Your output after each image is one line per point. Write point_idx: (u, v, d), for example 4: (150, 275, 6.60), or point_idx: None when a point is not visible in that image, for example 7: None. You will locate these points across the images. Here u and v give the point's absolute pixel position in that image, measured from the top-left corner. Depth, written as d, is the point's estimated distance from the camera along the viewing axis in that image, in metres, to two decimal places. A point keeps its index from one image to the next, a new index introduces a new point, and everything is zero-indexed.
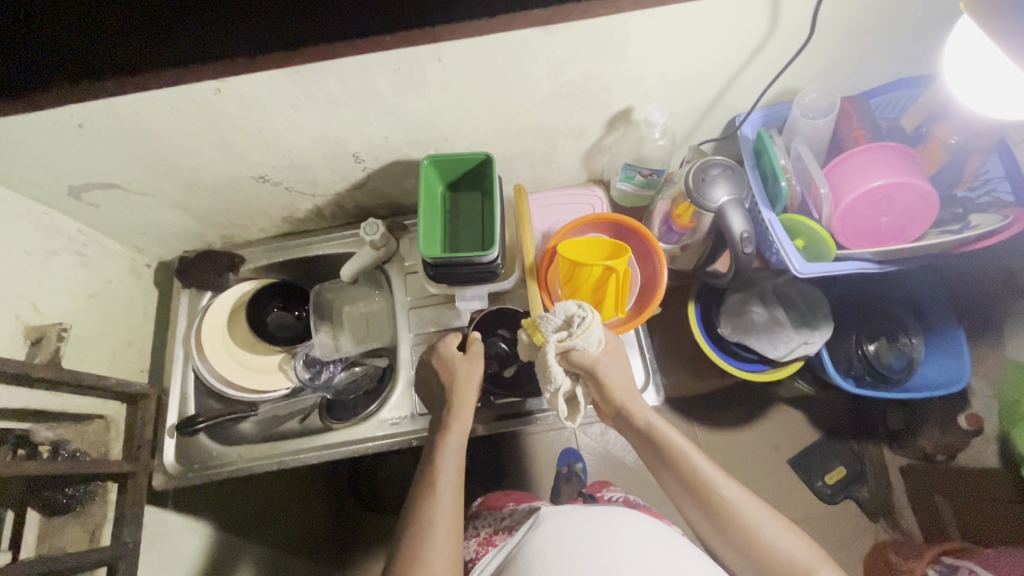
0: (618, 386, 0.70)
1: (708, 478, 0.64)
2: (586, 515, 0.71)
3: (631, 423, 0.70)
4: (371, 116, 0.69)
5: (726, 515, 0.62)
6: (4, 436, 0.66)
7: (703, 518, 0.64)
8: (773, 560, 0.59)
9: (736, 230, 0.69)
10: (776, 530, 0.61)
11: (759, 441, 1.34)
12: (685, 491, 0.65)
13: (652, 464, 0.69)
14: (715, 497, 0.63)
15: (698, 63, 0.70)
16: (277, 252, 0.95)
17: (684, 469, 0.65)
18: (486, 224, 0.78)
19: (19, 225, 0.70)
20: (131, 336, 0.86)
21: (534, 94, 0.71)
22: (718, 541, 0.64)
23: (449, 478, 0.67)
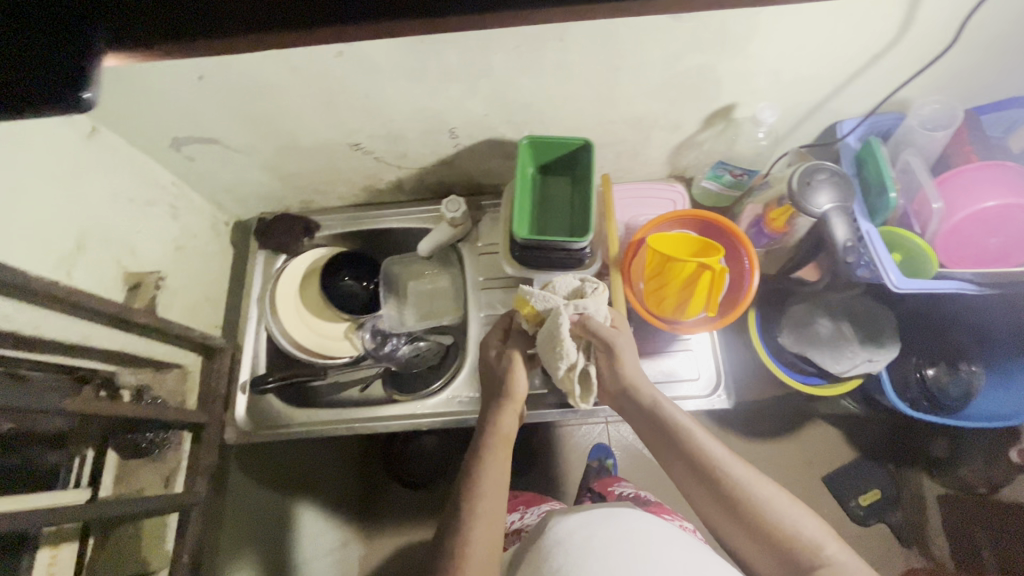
0: (629, 364, 0.69)
1: (714, 456, 0.63)
2: (599, 515, 0.75)
3: (636, 402, 0.69)
4: (478, 91, 0.69)
5: (734, 493, 0.61)
6: (89, 376, 0.70)
7: (710, 498, 0.63)
8: (784, 538, 0.58)
9: (840, 238, 0.68)
10: (784, 511, 0.59)
11: (796, 454, 1.33)
12: (692, 471, 0.64)
13: (659, 445, 0.68)
14: (722, 477, 0.62)
15: (817, 63, 0.68)
16: (352, 221, 0.96)
17: (693, 448, 0.64)
18: (575, 210, 0.77)
19: (124, 172, 0.71)
20: (210, 292, 0.88)
21: (643, 83, 0.70)
22: (725, 521, 0.62)
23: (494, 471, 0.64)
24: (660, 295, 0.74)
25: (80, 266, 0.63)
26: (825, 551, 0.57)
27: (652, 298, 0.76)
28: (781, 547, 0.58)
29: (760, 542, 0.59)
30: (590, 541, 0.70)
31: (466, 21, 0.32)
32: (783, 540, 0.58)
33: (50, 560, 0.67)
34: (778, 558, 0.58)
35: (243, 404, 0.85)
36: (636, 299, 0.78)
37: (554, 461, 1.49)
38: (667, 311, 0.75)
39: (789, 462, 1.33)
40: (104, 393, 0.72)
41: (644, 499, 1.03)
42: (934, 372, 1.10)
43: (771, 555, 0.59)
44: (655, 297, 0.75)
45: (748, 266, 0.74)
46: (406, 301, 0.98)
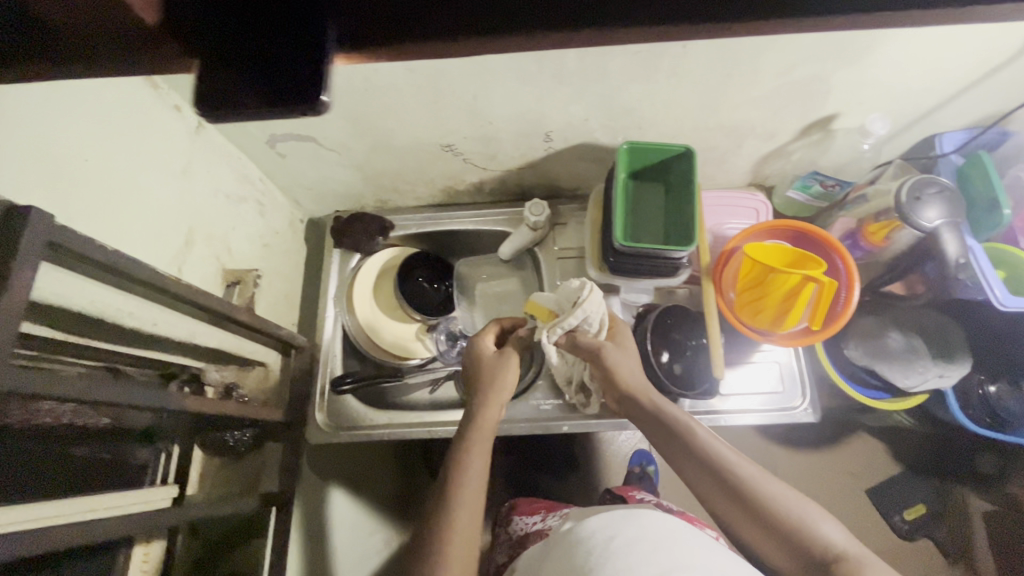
0: (627, 376, 0.71)
1: (721, 455, 0.64)
2: (619, 515, 0.73)
3: (640, 406, 0.70)
4: (585, 95, 0.68)
5: (745, 489, 0.62)
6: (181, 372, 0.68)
7: (720, 495, 0.64)
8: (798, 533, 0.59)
9: (952, 255, 0.67)
10: (796, 505, 0.61)
11: (837, 463, 1.33)
12: (700, 471, 0.65)
13: (663, 446, 0.69)
14: (730, 474, 0.63)
15: (932, 75, 0.67)
16: (426, 221, 0.95)
17: (697, 448, 0.65)
18: (669, 217, 0.76)
19: (221, 169, 0.70)
20: (288, 290, 0.87)
21: (751, 91, 0.69)
22: (738, 516, 0.63)
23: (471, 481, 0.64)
24: (757, 307, 0.73)
25: (187, 263, 0.63)
26: (836, 544, 0.58)
27: (746, 310, 0.75)
28: (794, 541, 0.59)
29: (773, 536, 0.60)
30: (612, 541, 0.68)
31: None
32: (796, 534, 0.59)
33: (144, 558, 0.66)
34: (792, 551, 0.59)
35: (323, 404, 0.84)
36: (726, 309, 0.78)
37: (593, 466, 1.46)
38: (762, 323, 0.74)
39: (833, 474, 1.32)
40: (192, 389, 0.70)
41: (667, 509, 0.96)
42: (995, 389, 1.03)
43: (786, 549, 0.59)
44: (750, 309, 0.74)
45: (846, 278, 0.73)
46: (476, 303, 0.98)
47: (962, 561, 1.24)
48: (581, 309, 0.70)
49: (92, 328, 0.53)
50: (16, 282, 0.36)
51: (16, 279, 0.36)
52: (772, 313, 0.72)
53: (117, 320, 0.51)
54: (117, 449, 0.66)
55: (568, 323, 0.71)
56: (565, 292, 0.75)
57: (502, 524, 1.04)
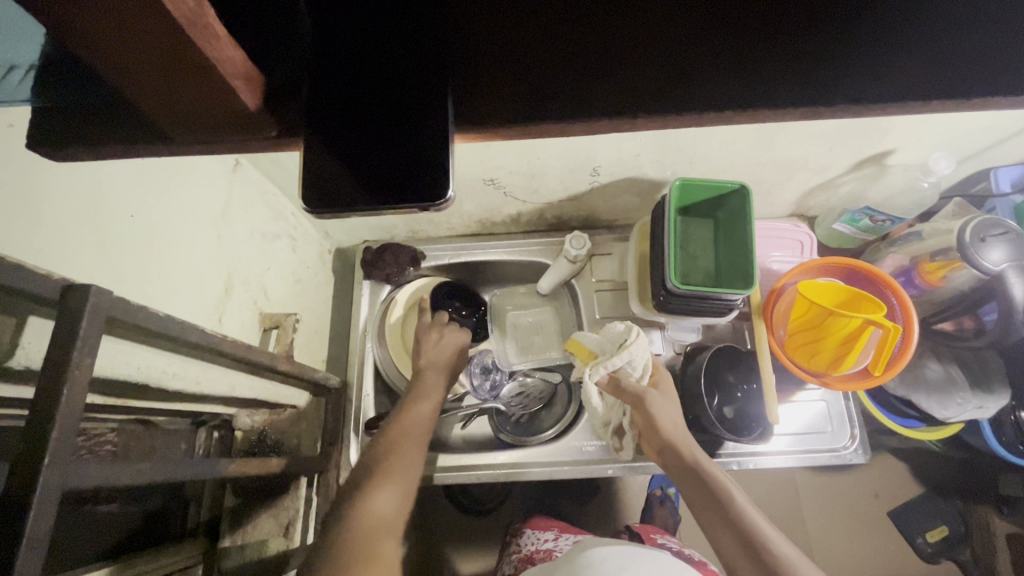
0: (667, 423, 0.66)
1: (760, 527, 0.57)
2: (631, 551, 0.69)
3: (675, 456, 0.64)
4: (641, 132, 0.65)
5: (779, 565, 0.54)
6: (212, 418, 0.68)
7: (750, 569, 0.55)
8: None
9: (1018, 297, 0.65)
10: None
11: (860, 486, 1.30)
12: (732, 537, 0.57)
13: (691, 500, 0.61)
14: (766, 550, 0.55)
15: (999, 114, 0.65)
16: (459, 251, 0.92)
17: (729, 507, 0.58)
18: (720, 256, 0.74)
19: (258, 207, 0.67)
20: (318, 325, 0.83)
21: (811, 128, 0.66)
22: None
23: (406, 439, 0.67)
24: (812, 349, 0.71)
25: (226, 311, 0.60)
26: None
27: (800, 351, 0.73)
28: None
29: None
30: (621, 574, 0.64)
31: None
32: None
33: None
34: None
35: (357, 446, 0.80)
36: (776, 348, 0.76)
37: None
38: (816, 366, 0.72)
39: (856, 498, 1.30)
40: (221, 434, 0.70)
41: (686, 557, 0.90)
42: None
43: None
44: (803, 350, 0.72)
45: (904, 320, 0.71)
46: (506, 334, 0.93)
47: None
48: (627, 352, 0.67)
49: (135, 391, 0.50)
50: (77, 372, 0.33)
51: (78, 369, 0.33)
52: (825, 356, 0.70)
53: (161, 383, 0.48)
54: (146, 503, 0.62)
55: (611, 365, 0.68)
56: (610, 335, 0.72)
57: (509, 538, 0.97)
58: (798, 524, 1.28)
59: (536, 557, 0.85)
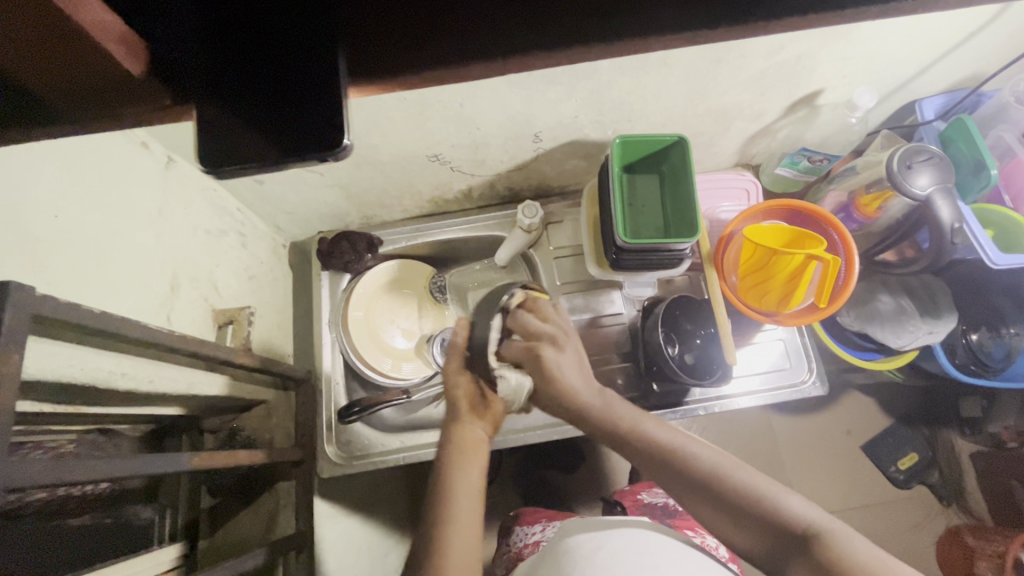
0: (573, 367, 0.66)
1: (680, 443, 0.58)
2: (602, 527, 0.72)
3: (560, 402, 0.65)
4: (574, 93, 0.66)
5: (724, 486, 0.55)
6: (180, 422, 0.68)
7: (683, 488, 0.57)
8: (767, 512, 0.53)
9: (945, 220, 0.68)
10: (766, 489, 0.54)
11: (833, 424, 1.36)
12: (661, 464, 0.58)
13: (633, 459, 0.61)
14: (691, 461, 0.57)
15: (915, 43, 0.67)
16: (415, 233, 0.92)
17: (656, 446, 0.59)
18: (669, 209, 0.75)
19: (197, 203, 0.66)
20: (280, 320, 0.83)
21: (740, 73, 0.68)
22: (713, 517, 0.55)
23: (468, 493, 0.60)
24: (763, 289, 0.74)
25: (175, 310, 0.59)
26: (804, 517, 0.52)
27: (751, 292, 0.76)
28: (765, 524, 0.53)
29: (743, 523, 0.54)
30: (594, 553, 0.67)
31: (662, 41, 0.29)
32: (763, 514, 0.53)
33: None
34: (763, 535, 0.53)
35: (331, 435, 0.80)
36: (730, 293, 0.78)
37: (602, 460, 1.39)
38: (770, 305, 0.75)
39: (830, 436, 1.36)
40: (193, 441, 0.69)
41: (673, 510, 0.93)
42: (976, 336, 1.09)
43: (765, 539, 0.53)
44: (755, 292, 0.75)
45: (844, 252, 0.74)
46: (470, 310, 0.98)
47: (956, 502, 1.29)
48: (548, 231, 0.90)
49: (82, 395, 0.49)
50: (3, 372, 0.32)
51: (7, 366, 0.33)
52: (781, 296, 0.73)
53: (109, 385, 0.48)
54: (118, 513, 0.62)
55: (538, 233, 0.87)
56: (515, 244, 0.87)
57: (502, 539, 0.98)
58: (776, 466, 1.34)
59: (524, 552, 0.87)
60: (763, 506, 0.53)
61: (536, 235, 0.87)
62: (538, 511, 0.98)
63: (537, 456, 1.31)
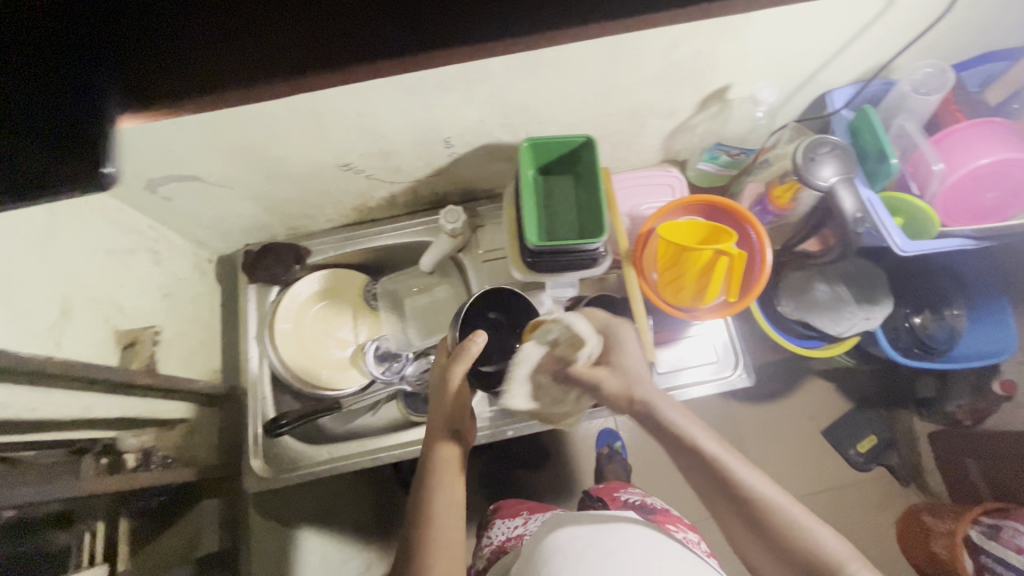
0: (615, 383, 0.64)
1: (729, 463, 0.59)
2: (592, 523, 0.69)
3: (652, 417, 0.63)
4: (474, 98, 0.65)
5: (763, 514, 0.56)
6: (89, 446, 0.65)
7: (726, 506, 0.59)
8: (802, 551, 0.54)
9: (849, 210, 0.69)
10: (806, 525, 0.55)
11: (792, 410, 1.38)
12: (709, 480, 0.59)
13: (683, 468, 0.62)
14: (736, 483, 0.58)
15: (811, 37, 0.67)
16: (345, 242, 0.92)
17: (710, 464, 0.59)
18: (583, 209, 0.75)
19: (97, 224, 0.65)
20: (204, 336, 0.82)
21: (641, 72, 0.68)
22: (749, 539, 0.57)
23: (444, 510, 0.61)
24: (678, 285, 0.75)
25: (67, 334, 0.58)
26: (832, 558, 0.53)
27: (668, 288, 0.76)
28: (798, 562, 0.54)
29: (779, 557, 0.55)
30: (589, 550, 0.64)
31: None
32: (801, 552, 0.54)
33: None
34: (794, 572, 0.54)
35: (257, 450, 0.80)
36: (649, 290, 0.79)
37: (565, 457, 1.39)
38: (687, 300, 0.76)
39: (789, 423, 1.37)
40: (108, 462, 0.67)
41: (651, 508, 0.94)
42: (920, 319, 1.15)
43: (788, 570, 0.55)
44: (672, 287, 0.75)
45: (758, 245, 0.77)
46: (406, 318, 0.95)
47: (914, 482, 1.32)
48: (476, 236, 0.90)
49: None
50: None
51: None
52: (698, 292, 0.74)
53: None
54: None
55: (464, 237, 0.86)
56: (440, 250, 0.87)
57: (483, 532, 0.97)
58: None
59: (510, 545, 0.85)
60: (803, 546, 0.54)
61: (463, 240, 0.87)
62: (517, 505, 0.97)
63: (498, 455, 1.32)
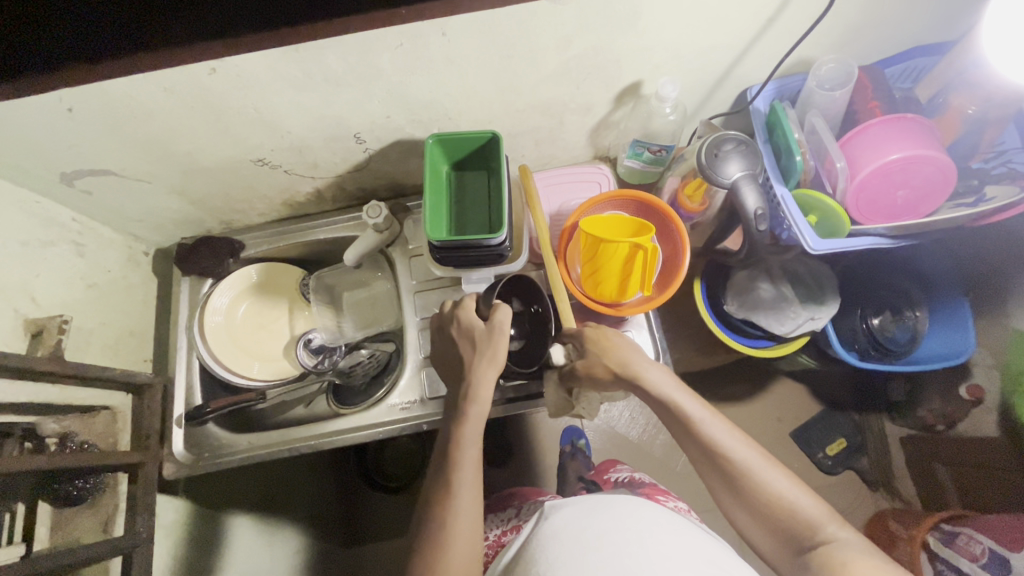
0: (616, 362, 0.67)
1: (718, 439, 0.60)
2: (588, 505, 0.69)
3: (642, 389, 0.65)
4: (372, 94, 0.66)
5: (751, 487, 0.59)
6: (11, 429, 0.65)
7: (716, 479, 0.61)
8: (775, 509, 0.58)
9: (751, 207, 0.68)
10: (792, 493, 0.58)
11: (763, 413, 1.33)
12: (699, 454, 0.62)
13: (682, 443, 0.64)
14: (724, 458, 0.60)
15: (711, 31, 0.67)
16: (278, 236, 0.94)
17: (704, 439, 0.61)
18: (492, 205, 0.76)
19: (10, 215, 0.67)
20: (134, 326, 0.85)
21: (541, 67, 0.68)
22: (737, 508, 0.61)
23: (468, 460, 0.63)
24: (595, 278, 0.75)
25: None
26: (813, 517, 0.56)
27: (589, 281, 0.77)
28: (784, 528, 0.57)
29: (762, 520, 0.59)
30: (583, 537, 0.63)
31: None
32: (784, 518, 0.57)
33: None
34: (779, 535, 0.58)
35: (181, 437, 0.84)
36: (572, 284, 0.80)
37: (525, 453, 1.40)
38: (604, 294, 0.77)
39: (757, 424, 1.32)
40: (30, 446, 0.67)
41: (639, 483, 0.96)
42: (879, 321, 1.11)
43: (773, 536, 0.58)
44: (592, 280, 0.76)
45: (679, 243, 0.78)
46: (342, 313, 0.97)
47: (883, 486, 1.25)
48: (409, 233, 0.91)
49: None
50: None
51: None
52: (623, 286, 0.74)
53: None
54: None
55: (393, 233, 0.88)
56: (367, 247, 0.88)
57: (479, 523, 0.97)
58: None
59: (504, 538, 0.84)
60: (787, 511, 0.57)
61: (391, 238, 0.89)
62: (507, 500, 1.00)
63: None
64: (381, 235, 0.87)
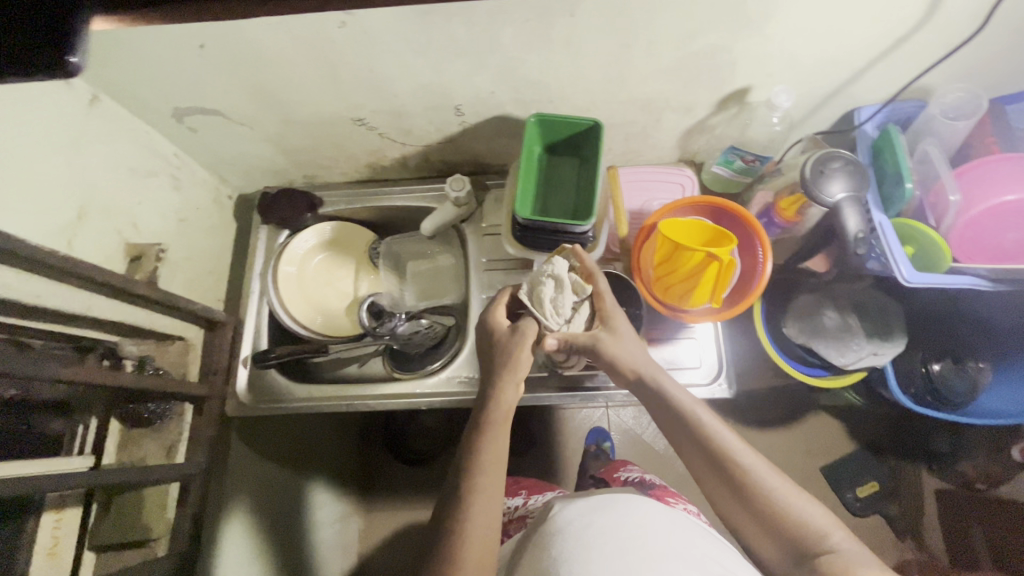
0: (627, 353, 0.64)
1: (720, 442, 0.58)
2: (592, 503, 0.67)
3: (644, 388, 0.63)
4: (485, 67, 0.67)
5: (756, 493, 0.56)
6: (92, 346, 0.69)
7: (720, 486, 0.58)
8: (782, 520, 0.55)
9: (852, 229, 0.66)
10: (800, 505, 0.55)
11: (794, 442, 1.30)
12: (701, 460, 0.59)
13: (685, 449, 0.61)
14: (726, 459, 0.57)
15: (837, 45, 0.65)
16: (355, 198, 0.95)
17: (705, 441, 0.58)
18: (580, 192, 0.76)
19: (122, 141, 0.70)
20: (212, 265, 0.87)
21: (656, 61, 0.67)
22: (743, 519, 0.57)
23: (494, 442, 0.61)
24: (668, 281, 0.75)
25: (79, 235, 0.63)
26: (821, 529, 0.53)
27: (660, 284, 0.76)
28: (790, 537, 0.54)
29: (766, 531, 0.56)
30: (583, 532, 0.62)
31: None
32: (795, 534, 0.54)
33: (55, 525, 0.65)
34: (787, 546, 0.54)
35: (245, 376, 0.87)
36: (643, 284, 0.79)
37: (548, 448, 1.40)
38: (677, 296, 0.76)
39: (789, 454, 1.29)
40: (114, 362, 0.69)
41: (649, 483, 0.95)
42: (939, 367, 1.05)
43: (780, 546, 0.55)
44: (664, 283, 0.76)
45: (760, 256, 0.76)
46: (406, 278, 0.98)
47: (912, 537, 1.20)
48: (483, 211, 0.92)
49: None
50: None
51: None
52: (690, 292, 0.73)
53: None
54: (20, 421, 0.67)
55: (470, 210, 0.89)
56: (444, 219, 0.88)
57: None
58: None
59: (511, 529, 0.86)
60: (797, 523, 0.54)
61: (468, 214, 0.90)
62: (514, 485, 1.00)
63: None
64: (460, 210, 0.88)
